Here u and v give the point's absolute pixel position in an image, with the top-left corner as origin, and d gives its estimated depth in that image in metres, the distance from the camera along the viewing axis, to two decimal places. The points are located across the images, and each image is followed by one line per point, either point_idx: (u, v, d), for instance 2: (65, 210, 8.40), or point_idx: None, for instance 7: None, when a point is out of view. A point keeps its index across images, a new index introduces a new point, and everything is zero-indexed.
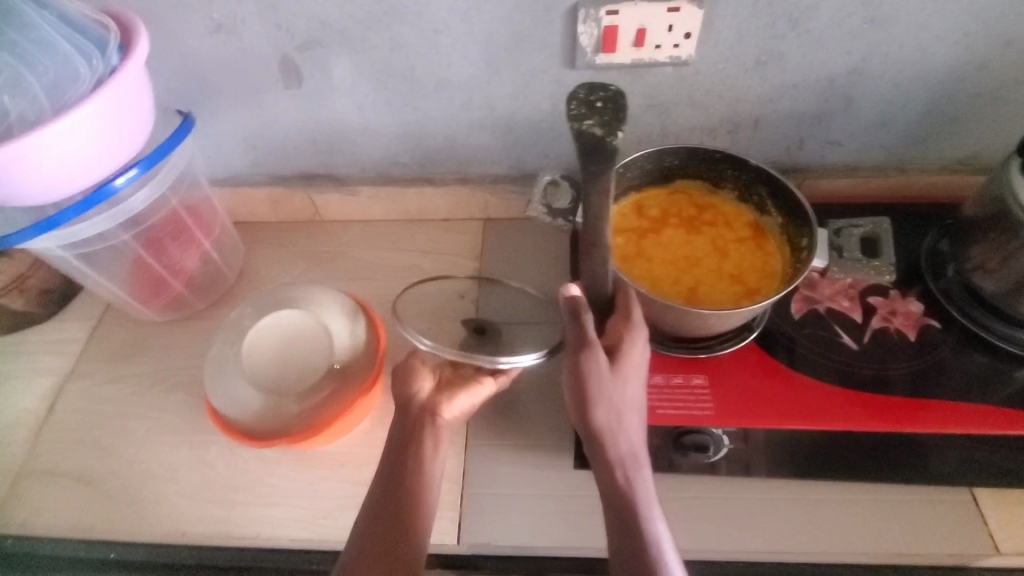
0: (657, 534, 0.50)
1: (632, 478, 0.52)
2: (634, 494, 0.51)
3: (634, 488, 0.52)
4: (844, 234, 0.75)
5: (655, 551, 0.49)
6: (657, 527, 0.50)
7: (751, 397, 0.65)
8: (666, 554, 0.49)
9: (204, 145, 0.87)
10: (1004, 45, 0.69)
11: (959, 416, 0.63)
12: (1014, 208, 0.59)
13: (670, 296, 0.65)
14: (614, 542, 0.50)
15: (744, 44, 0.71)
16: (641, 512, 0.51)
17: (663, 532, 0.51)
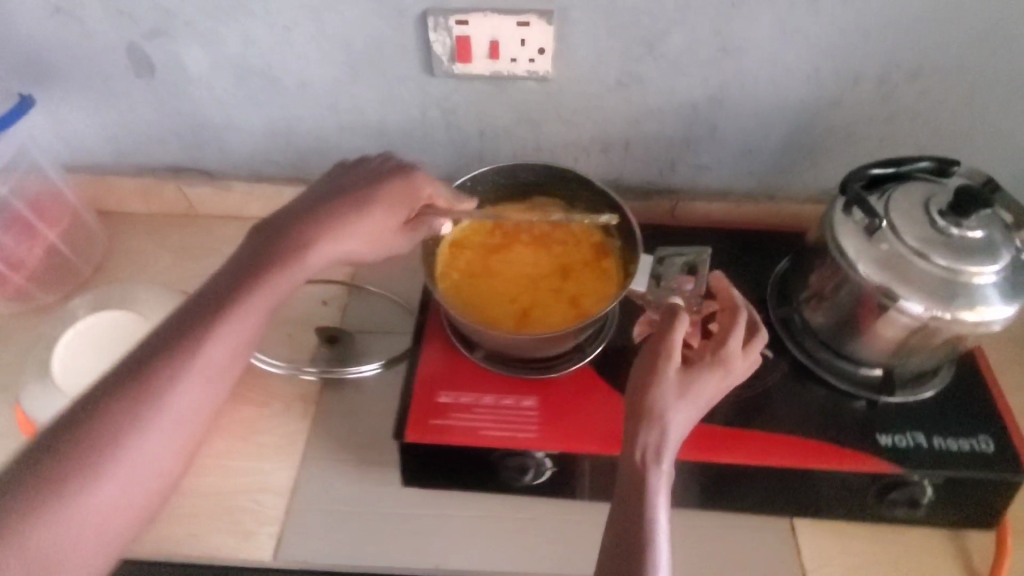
0: (654, 519, 0.52)
1: (649, 470, 0.53)
2: (647, 481, 0.53)
3: (649, 480, 0.53)
4: (668, 262, 0.72)
5: (651, 535, 0.51)
6: (657, 515, 0.52)
7: (575, 421, 0.64)
8: (658, 536, 0.51)
9: (58, 129, 0.82)
10: (854, 83, 0.70)
11: (776, 447, 0.63)
12: (832, 243, 0.61)
13: (505, 319, 0.65)
14: (613, 525, 0.53)
15: (604, 65, 0.70)
16: (647, 501, 0.52)
17: (663, 519, 0.52)
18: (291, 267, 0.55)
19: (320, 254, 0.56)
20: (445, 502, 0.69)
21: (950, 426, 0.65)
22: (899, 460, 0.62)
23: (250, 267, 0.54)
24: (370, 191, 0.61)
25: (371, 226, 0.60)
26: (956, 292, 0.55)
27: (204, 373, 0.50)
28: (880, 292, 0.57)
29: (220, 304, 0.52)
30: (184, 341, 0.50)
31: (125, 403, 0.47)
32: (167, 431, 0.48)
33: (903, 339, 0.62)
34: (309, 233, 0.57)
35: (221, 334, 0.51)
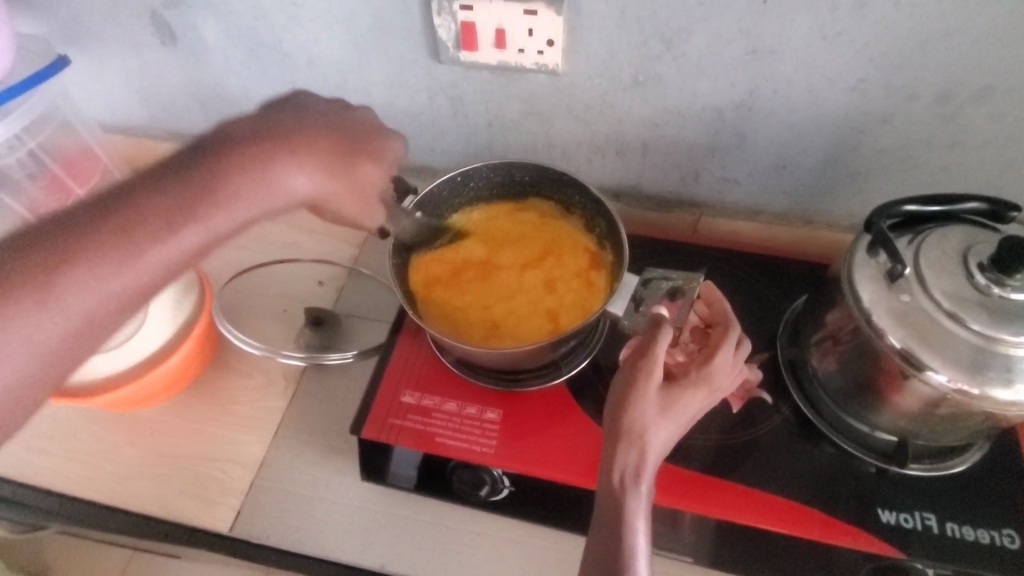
0: (632, 545, 0.46)
1: (627, 491, 0.47)
2: (623, 505, 0.47)
3: (626, 503, 0.47)
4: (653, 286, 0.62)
5: (626, 560, 0.45)
6: (635, 537, 0.46)
7: (537, 441, 0.61)
8: (635, 564, 0.45)
9: (97, 90, 0.86)
10: (908, 99, 0.62)
11: (752, 502, 0.57)
12: (846, 288, 0.53)
13: (475, 326, 0.64)
14: (591, 551, 0.47)
15: (618, 61, 0.65)
16: (623, 525, 0.46)
17: (642, 543, 0.46)
18: (259, 190, 0.49)
19: (294, 182, 0.51)
20: (402, 502, 0.66)
21: (969, 511, 0.56)
22: (898, 543, 0.54)
23: (210, 176, 0.47)
24: (359, 138, 0.56)
25: (360, 178, 0.55)
26: (988, 364, 0.46)
27: (125, 280, 0.43)
28: (900, 356, 0.49)
29: (163, 205, 0.45)
30: (102, 238, 0.43)
31: (5, 288, 0.40)
32: (58, 331, 0.41)
33: (924, 409, 0.53)
34: (279, 154, 0.50)
35: (154, 243, 0.44)
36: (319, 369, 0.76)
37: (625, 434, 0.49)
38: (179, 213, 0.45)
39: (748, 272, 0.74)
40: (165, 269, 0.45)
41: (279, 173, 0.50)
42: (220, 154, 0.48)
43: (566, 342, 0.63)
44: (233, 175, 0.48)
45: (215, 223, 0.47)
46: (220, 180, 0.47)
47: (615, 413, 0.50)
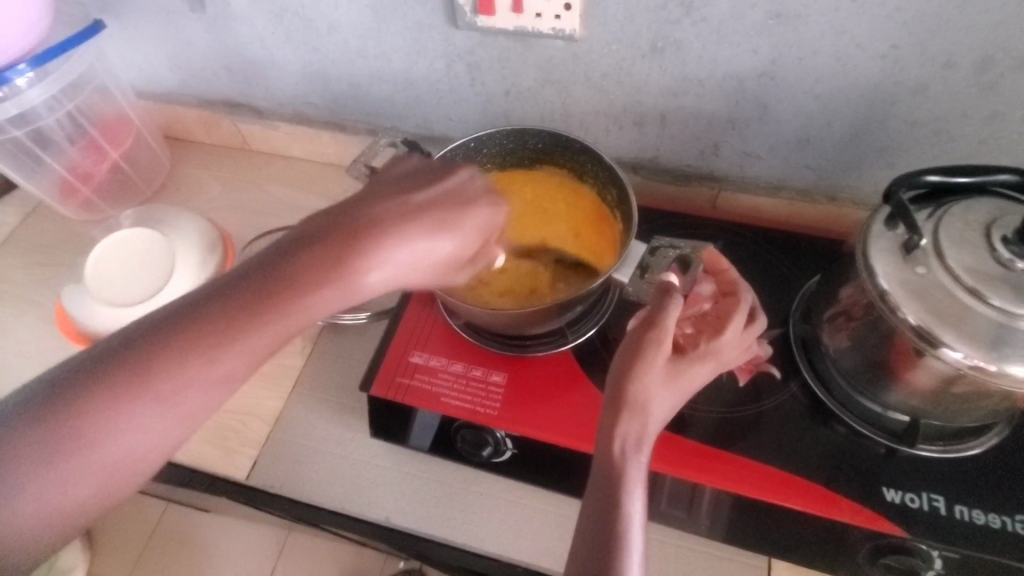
0: (629, 512, 0.45)
1: (629, 459, 0.47)
2: (622, 471, 0.46)
3: (626, 469, 0.46)
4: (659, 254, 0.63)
5: (623, 529, 0.44)
6: (632, 502, 0.45)
7: (537, 403, 0.62)
8: (632, 531, 0.45)
9: (133, 56, 0.89)
10: (944, 67, 0.59)
11: (751, 476, 0.57)
12: (861, 264, 0.51)
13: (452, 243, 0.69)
14: (586, 523, 0.46)
15: (637, 26, 0.63)
16: (620, 492, 0.45)
17: (637, 509, 0.46)
18: (343, 284, 0.42)
19: (379, 274, 0.43)
20: (410, 461, 0.69)
21: (982, 495, 0.54)
22: (903, 522, 0.53)
23: (299, 271, 0.41)
24: (446, 205, 0.46)
25: (443, 251, 0.46)
26: (1007, 341, 0.44)
27: (228, 377, 0.41)
28: (915, 332, 0.47)
29: (253, 301, 0.41)
30: (193, 342, 0.40)
31: (125, 386, 0.39)
32: (170, 427, 0.41)
33: (938, 387, 0.51)
34: (365, 244, 0.42)
35: (249, 342, 0.41)
36: (334, 330, 0.79)
37: (631, 403, 0.48)
38: (270, 311, 0.41)
39: (761, 247, 0.73)
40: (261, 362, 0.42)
41: (363, 271, 0.42)
42: (349, 255, 0.42)
43: (573, 308, 0.63)
44: (321, 275, 0.41)
45: (305, 317, 0.42)
46: (321, 278, 0.41)
47: (619, 380, 0.49)
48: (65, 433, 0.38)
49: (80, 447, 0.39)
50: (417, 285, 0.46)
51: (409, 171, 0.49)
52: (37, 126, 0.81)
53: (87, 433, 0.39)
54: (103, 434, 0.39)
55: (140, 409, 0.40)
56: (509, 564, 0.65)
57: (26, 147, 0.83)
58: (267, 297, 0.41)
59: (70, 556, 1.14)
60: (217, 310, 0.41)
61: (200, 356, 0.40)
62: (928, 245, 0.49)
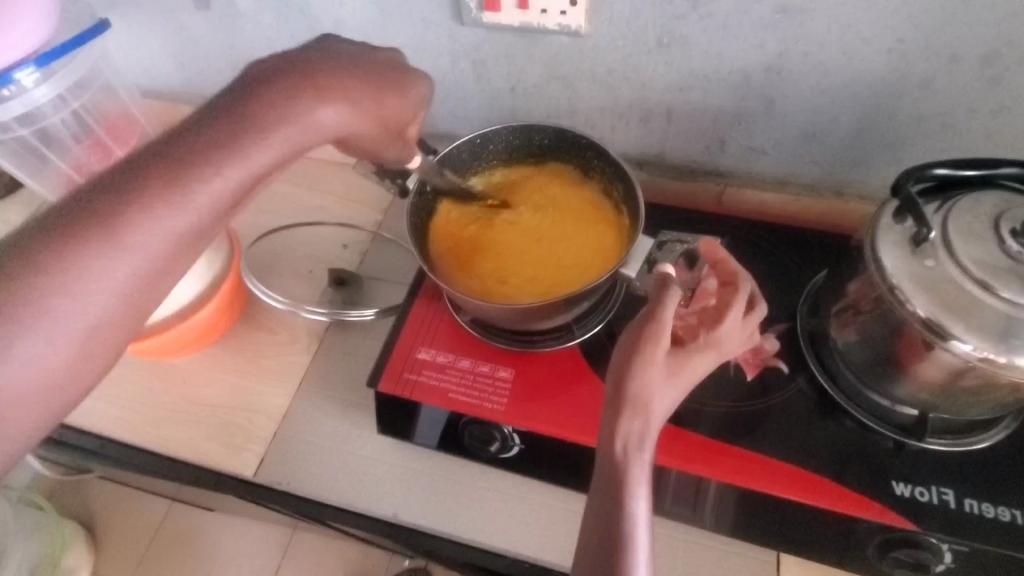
0: (632, 513, 0.44)
1: (631, 458, 0.46)
2: (624, 471, 0.45)
3: (629, 469, 0.45)
4: (667, 248, 0.63)
5: (628, 528, 0.44)
6: (634, 503, 0.44)
7: (544, 399, 0.62)
8: (637, 530, 0.44)
9: (138, 55, 0.89)
10: (950, 61, 0.59)
11: (758, 471, 0.56)
12: (869, 258, 0.51)
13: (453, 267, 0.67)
14: (591, 522, 0.46)
15: (642, 21, 0.63)
16: (624, 493, 0.45)
17: (641, 508, 0.45)
18: (285, 129, 0.45)
19: (321, 117, 0.47)
20: (418, 457, 0.69)
21: (991, 488, 0.54)
22: (912, 516, 0.53)
23: (228, 126, 0.44)
24: (383, 70, 0.53)
25: (385, 109, 0.52)
26: (1016, 333, 0.44)
27: (160, 235, 0.40)
28: (922, 323, 0.47)
29: (179, 156, 0.42)
30: (113, 203, 0.39)
31: (66, 242, 0.38)
32: (104, 300, 0.39)
33: (946, 380, 0.51)
34: (299, 87, 0.47)
35: (184, 194, 0.41)
36: (341, 327, 0.79)
37: (632, 402, 0.46)
38: (201, 163, 0.42)
39: (768, 242, 0.73)
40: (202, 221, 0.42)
41: (302, 110, 0.46)
42: (273, 109, 0.45)
43: (579, 303, 0.63)
44: (257, 120, 0.44)
45: (246, 167, 0.44)
46: (252, 129, 0.44)
47: (619, 378, 0.48)
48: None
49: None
50: (367, 139, 0.52)
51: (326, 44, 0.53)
52: (42, 125, 0.81)
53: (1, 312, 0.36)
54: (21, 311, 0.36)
55: (63, 278, 0.38)
56: (516, 560, 0.65)
57: (32, 146, 0.83)
58: (194, 141, 0.43)
59: (75, 556, 1.14)
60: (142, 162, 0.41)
61: (126, 218, 0.39)
62: (936, 236, 0.49)
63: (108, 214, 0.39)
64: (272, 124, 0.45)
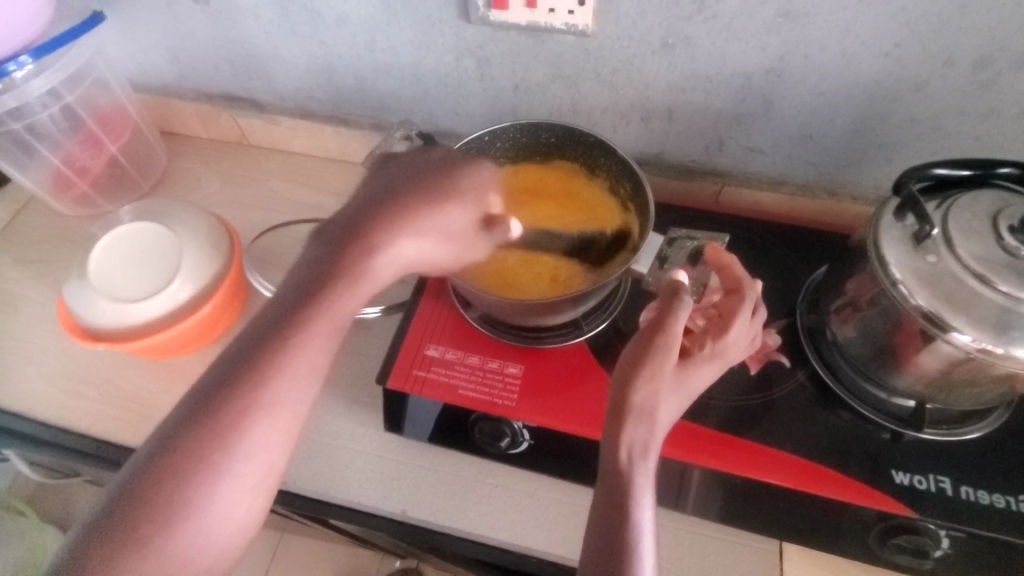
0: (638, 520, 0.45)
1: (636, 466, 0.46)
2: (627, 478, 0.46)
3: (634, 476, 0.46)
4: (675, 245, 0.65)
5: (632, 536, 0.44)
6: (641, 512, 0.45)
7: (554, 392, 0.62)
8: (640, 540, 0.44)
9: (131, 48, 0.87)
10: (944, 65, 0.61)
11: (764, 464, 0.58)
12: (871, 255, 0.53)
13: (554, 285, 0.65)
14: (594, 528, 0.46)
15: (649, 21, 0.64)
16: (628, 500, 0.45)
17: (647, 519, 0.45)
18: (366, 277, 0.47)
19: (388, 259, 0.48)
20: (425, 453, 0.69)
21: (986, 476, 0.56)
22: (912, 503, 0.55)
23: (301, 293, 0.46)
24: (440, 178, 0.52)
25: (445, 225, 0.50)
26: (1013, 325, 0.46)
27: (273, 412, 0.44)
28: (924, 316, 0.49)
29: (275, 334, 0.45)
30: (225, 398, 0.43)
31: (200, 445, 0.42)
32: (247, 472, 0.43)
33: (943, 371, 0.53)
34: (365, 231, 0.47)
35: (289, 368, 0.44)
36: None
37: (636, 410, 0.48)
38: (288, 340, 0.45)
39: (765, 240, 0.75)
40: (304, 384, 0.45)
41: (375, 264, 0.47)
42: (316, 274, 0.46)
43: (588, 301, 0.63)
44: (321, 288, 0.46)
45: (337, 323, 0.46)
46: (312, 297, 0.46)
47: (624, 384, 0.49)
48: (124, 549, 0.40)
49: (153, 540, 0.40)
50: (441, 258, 0.52)
51: (388, 165, 0.53)
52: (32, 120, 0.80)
53: (173, 503, 0.41)
54: (180, 510, 0.41)
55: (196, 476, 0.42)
56: (524, 555, 0.65)
57: (21, 139, 0.81)
58: (290, 326, 0.45)
59: None
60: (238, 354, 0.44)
61: (243, 404, 0.43)
62: (937, 233, 0.51)
63: (235, 407, 0.43)
64: (349, 281, 0.46)
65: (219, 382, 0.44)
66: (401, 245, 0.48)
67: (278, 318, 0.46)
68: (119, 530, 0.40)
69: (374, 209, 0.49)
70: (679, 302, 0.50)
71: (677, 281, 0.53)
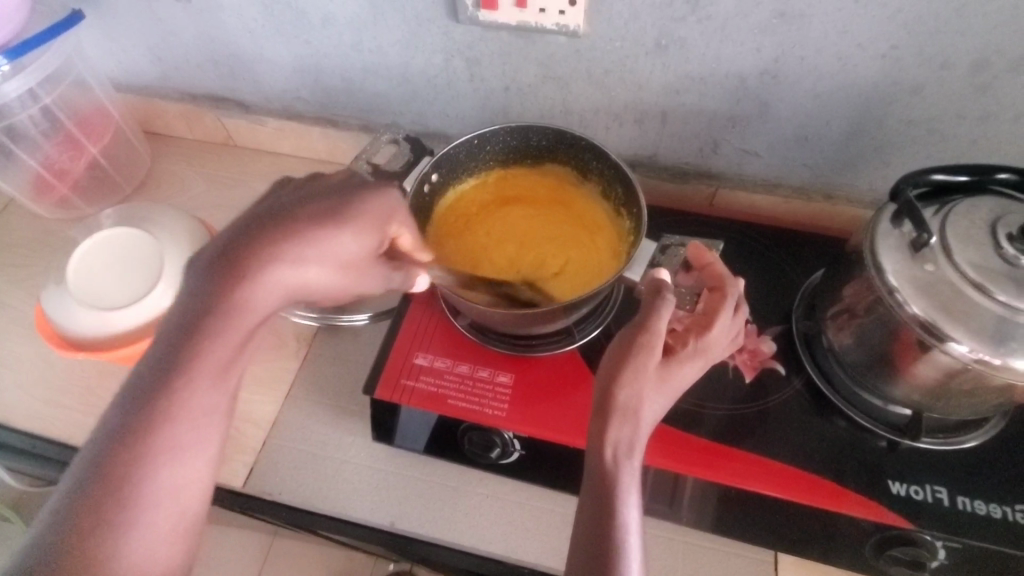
0: (624, 521, 0.44)
1: (621, 466, 0.45)
2: (614, 479, 0.45)
3: (618, 477, 0.45)
4: (670, 253, 0.63)
5: (617, 538, 0.43)
6: (628, 512, 0.44)
7: (546, 402, 0.61)
8: (627, 540, 0.43)
9: (111, 47, 0.85)
10: (942, 68, 0.60)
11: (758, 474, 0.57)
12: (868, 263, 0.52)
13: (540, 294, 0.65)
14: (580, 531, 0.44)
15: (641, 22, 0.63)
16: (615, 501, 0.44)
17: (633, 518, 0.44)
18: (251, 312, 0.44)
19: (268, 292, 0.44)
20: (414, 463, 0.67)
21: (982, 486, 0.56)
22: (908, 514, 0.54)
23: (184, 333, 0.42)
24: (318, 202, 0.48)
25: (334, 251, 0.47)
26: (1011, 335, 0.45)
27: (172, 454, 0.40)
28: (920, 325, 0.48)
29: (161, 378, 0.41)
30: (112, 457, 0.39)
31: (93, 508, 0.38)
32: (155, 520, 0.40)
33: (940, 381, 0.52)
34: (246, 266, 0.44)
35: (179, 405, 0.41)
36: (334, 330, 0.77)
37: (621, 409, 0.47)
38: (176, 379, 0.41)
39: (760, 244, 0.74)
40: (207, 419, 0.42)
41: (260, 292, 0.44)
42: (194, 317, 0.43)
43: (579, 310, 0.62)
44: (200, 323, 0.42)
45: (229, 353, 0.43)
46: (194, 341, 0.42)
47: (609, 383, 0.48)
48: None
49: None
50: (333, 287, 0.48)
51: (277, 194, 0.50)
52: (9, 121, 0.77)
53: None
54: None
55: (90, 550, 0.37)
56: (516, 567, 0.64)
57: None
58: (176, 367, 0.41)
59: None
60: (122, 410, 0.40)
61: (134, 455, 0.39)
62: (934, 241, 0.50)
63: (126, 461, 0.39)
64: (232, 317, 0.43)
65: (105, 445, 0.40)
66: (284, 281, 0.45)
67: (163, 364, 0.42)
68: None
69: (245, 243, 0.45)
70: (660, 300, 0.50)
71: (658, 278, 0.53)
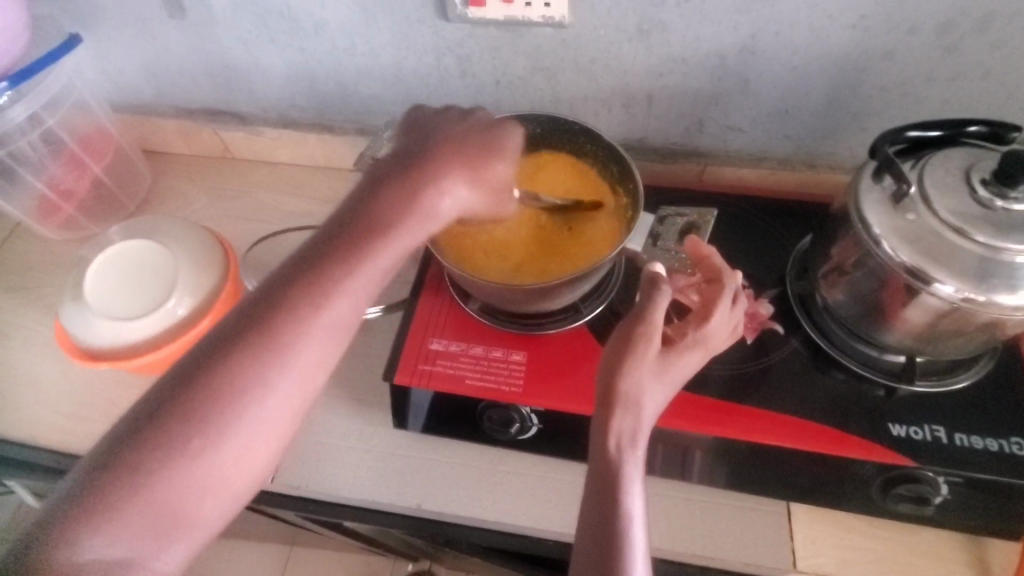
0: (629, 510, 0.46)
1: (624, 456, 0.47)
2: (619, 471, 0.47)
3: (623, 467, 0.47)
4: (667, 223, 0.71)
5: (623, 526, 0.45)
6: (632, 503, 0.46)
7: (560, 374, 0.64)
8: (632, 529, 0.45)
9: (108, 68, 0.87)
10: (908, 34, 0.63)
11: (765, 429, 0.60)
12: (855, 220, 0.55)
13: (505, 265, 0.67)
14: (587, 520, 0.46)
15: (624, 7, 0.66)
16: (619, 492, 0.46)
17: (637, 507, 0.46)
18: (412, 223, 0.50)
19: (438, 205, 0.52)
20: (435, 447, 0.69)
21: (976, 421, 0.59)
22: (909, 453, 0.57)
23: (344, 223, 0.50)
24: (481, 136, 0.56)
25: (489, 179, 0.55)
26: (992, 272, 0.49)
27: (320, 335, 0.47)
28: (908, 271, 0.51)
29: (322, 261, 0.48)
30: (275, 315, 0.46)
31: (256, 354, 0.45)
32: (288, 385, 0.46)
33: (929, 323, 0.56)
34: (427, 175, 0.52)
35: (335, 292, 0.47)
36: None
37: (622, 399, 0.48)
38: (327, 266, 0.48)
39: (751, 215, 0.77)
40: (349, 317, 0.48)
41: (423, 208, 0.51)
42: (320, 250, 0.48)
43: (586, 282, 0.65)
44: (366, 226, 0.49)
45: (380, 265, 0.49)
46: (355, 237, 0.49)
47: (611, 374, 0.49)
48: (169, 444, 0.43)
49: (187, 444, 0.43)
50: (480, 212, 0.55)
51: (423, 121, 0.58)
52: (13, 147, 0.80)
53: (224, 405, 0.44)
54: (231, 410, 0.44)
55: (236, 393, 0.44)
56: (541, 538, 0.66)
57: (4, 165, 0.81)
58: (337, 255, 0.48)
59: None
60: (286, 277, 0.48)
61: (283, 323, 0.46)
62: (915, 192, 0.53)
63: (285, 322, 0.46)
64: (396, 216, 0.50)
65: (267, 300, 0.47)
66: (434, 200, 0.52)
67: (327, 245, 0.49)
68: (168, 415, 0.43)
69: (426, 160, 0.53)
70: (657, 291, 0.52)
71: (653, 269, 0.55)
